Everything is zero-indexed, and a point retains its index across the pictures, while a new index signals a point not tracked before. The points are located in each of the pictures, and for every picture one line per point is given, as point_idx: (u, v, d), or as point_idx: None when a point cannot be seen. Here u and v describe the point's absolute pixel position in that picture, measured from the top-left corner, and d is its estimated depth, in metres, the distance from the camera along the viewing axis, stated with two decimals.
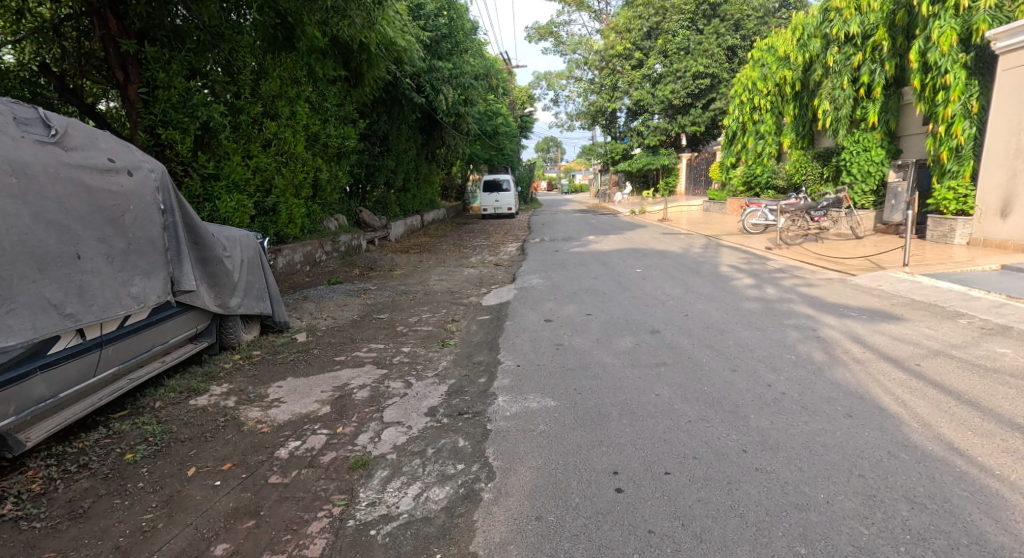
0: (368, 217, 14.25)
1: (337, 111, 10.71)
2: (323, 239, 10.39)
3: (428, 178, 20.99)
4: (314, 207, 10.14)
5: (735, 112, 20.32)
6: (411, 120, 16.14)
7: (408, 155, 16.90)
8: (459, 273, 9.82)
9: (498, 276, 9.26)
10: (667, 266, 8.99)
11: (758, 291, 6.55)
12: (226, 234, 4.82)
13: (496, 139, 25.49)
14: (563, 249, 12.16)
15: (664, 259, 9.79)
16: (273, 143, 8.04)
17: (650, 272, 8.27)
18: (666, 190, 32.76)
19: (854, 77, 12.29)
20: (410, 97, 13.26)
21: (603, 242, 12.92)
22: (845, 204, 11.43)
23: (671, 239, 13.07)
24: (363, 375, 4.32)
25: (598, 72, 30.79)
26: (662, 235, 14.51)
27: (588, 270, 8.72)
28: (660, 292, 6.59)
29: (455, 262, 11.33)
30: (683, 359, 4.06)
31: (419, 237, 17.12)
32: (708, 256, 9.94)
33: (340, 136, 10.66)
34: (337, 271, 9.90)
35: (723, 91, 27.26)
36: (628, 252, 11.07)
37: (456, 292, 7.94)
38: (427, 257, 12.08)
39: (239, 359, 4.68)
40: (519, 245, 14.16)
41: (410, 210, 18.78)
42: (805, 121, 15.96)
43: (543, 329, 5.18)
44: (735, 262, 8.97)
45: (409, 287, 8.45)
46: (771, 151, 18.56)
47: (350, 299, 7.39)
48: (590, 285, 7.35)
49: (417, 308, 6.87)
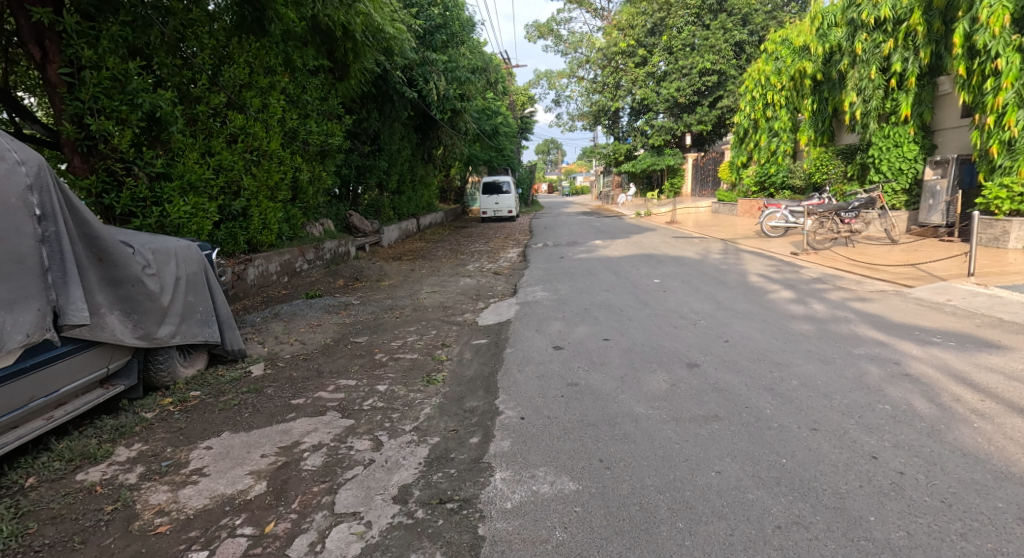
0: (358, 221, 13.33)
1: (321, 105, 9.77)
2: (304, 246, 9.45)
3: (424, 180, 20.05)
4: (294, 211, 9.20)
5: (746, 109, 19.38)
6: (404, 118, 15.22)
7: (402, 156, 15.98)
8: (455, 284, 8.88)
9: (497, 287, 8.30)
10: (687, 274, 8.02)
11: (803, 307, 5.58)
12: (156, 246, 3.89)
13: (495, 139, 24.53)
14: (568, 255, 11.22)
15: (682, 266, 8.83)
16: (244, 138, 7.12)
17: (669, 283, 7.30)
18: (671, 191, 31.83)
19: (883, 66, 11.39)
20: (401, 92, 12.32)
21: (611, 247, 11.96)
22: (879, 204, 10.48)
23: (684, 244, 12.10)
24: (322, 428, 3.35)
25: (600, 69, 29.88)
26: (673, 238, 13.55)
27: (598, 280, 7.77)
28: (686, 309, 5.63)
29: (451, 270, 10.37)
30: (738, 409, 3.08)
31: (414, 242, 16.16)
32: (729, 264, 8.98)
33: (323, 133, 9.72)
34: (319, 282, 8.96)
35: (730, 88, 26.32)
36: (639, 258, 10.10)
37: (449, 307, 6.98)
38: (420, 265, 11.14)
39: (169, 404, 3.71)
40: (520, 250, 13.20)
41: (405, 213, 17.84)
42: (824, 117, 15.03)
43: (553, 360, 4.22)
44: (762, 271, 8.01)
45: (398, 301, 7.50)
46: (787, 149, 17.68)
47: (328, 317, 6.45)
48: (602, 299, 6.40)
49: (403, 328, 5.93)
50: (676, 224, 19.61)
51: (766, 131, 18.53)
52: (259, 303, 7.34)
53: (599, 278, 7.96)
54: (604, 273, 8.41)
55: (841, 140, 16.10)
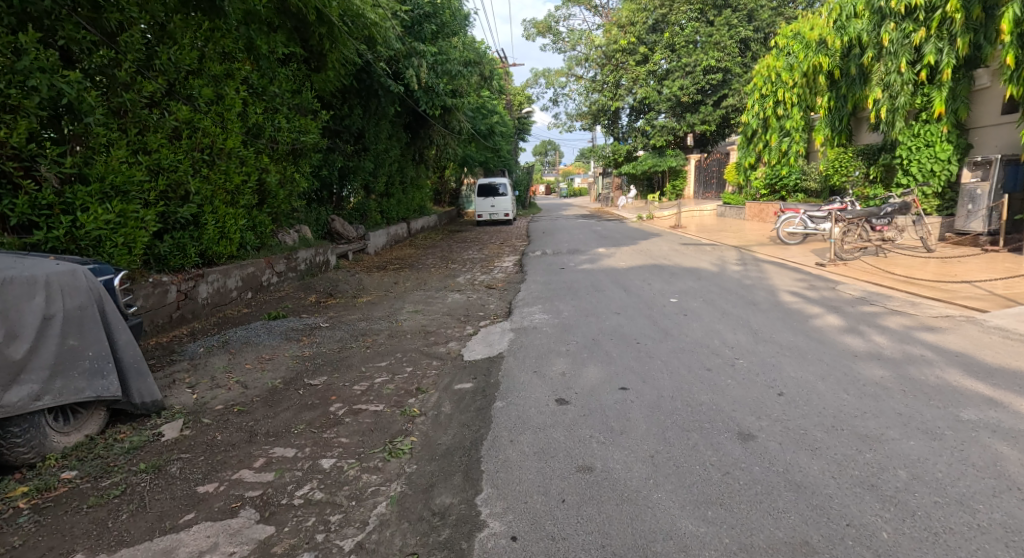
0: (341, 226, 12.56)
1: (294, 99, 8.75)
2: (273, 257, 8.41)
3: (415, 182, 19.00)
4: (260, 218, 8.17)
5: (755, 108, 18.41)
6: (392, 116, 14.23)
7: (389, 156, 14.94)
8: (441, 300, 7.86)
9: (490, 306, 7.29)
10: (706, 291, 7.01)
11: (861, 339, 4.58)
12: (13, 275, 2.97)
13: (491, 139, 23.55)
14: (569, 265, 10.20)
15: (698, 281, 7.83)
16: (191, 134, 6.09)
17: (689, 303, 6.29)
18: (672, 194, 30.86)
19: (913, 58, 10.42)
20: (387, 86, 11.32)
21: (616, 256, 10.94)
22: (914, 209, 9.43)
23: (695, 252, 11.09)
24: (222, 546, 2.33)
25: (599, 68, 28.91)
26: (681, 246, 12.55)
27: (604, 299, 6.76)
28: (716, 342, 4.62)
29: (439, 283, 9.35)
30: (833, 536, 2.08)
31: (403, 249, 15.15)
32: (751, 278, 7.98)
33: (295, 130, 8.69)
34: (288, 299, 7.93)
35: (735, 87, 25.39)
36: (648, 269, 9.09)
37: (431, 333, 5.97)
38: (405, 277, 10.12)
39: (22, 496, 2.70)
40: (517, 259, 12.21)
41: (395, 218, 16.81)
42: (842, 116, 14.04)
43: (557, 426, 3.20)
44: (793, 287, 7.01)
45: (373, 323, 6.47)
46: (799, 150, 16.72)
47: (285, 347, 5.42)
48: (613, 325, 5.38)
49: (373, 364, 4.90)
50: (681, 229, 18.60)
51: (777, 131, 17.55)
52: (212, 327, 6.31)
53: (605, 296, 6.96)
54: (611, 289, 7.40)
55: (859, 140, 15.12)
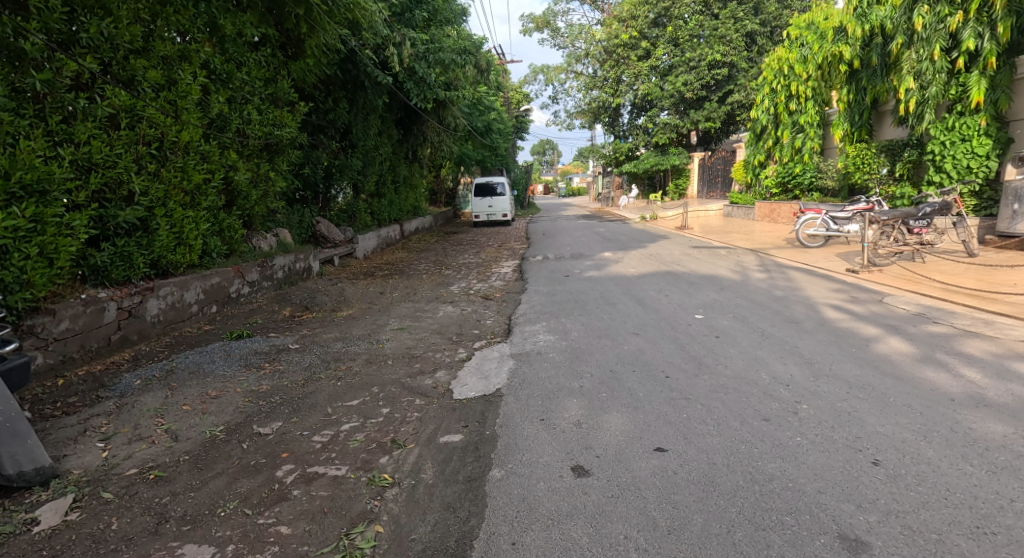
0: (327, 229, 11.74)
1: (269, 88, 7.85)
2: (243, 265, 7.53)
3: (408, 181, 18.12)
4: (229, 221, 7.28)
5: (766, 103, 17.55)
6: (381, 109, 13.37)
7: (378, 153, 14.04)
8: (431, 314, 6.95)
9: (486, 322, 6.40)
10: (733, 304, 6.15)
11: (945, 372, 3.70)
12: None
13: (488, 137, 22.70)
14: (573, 271, 9.32)
15: (720, 291, 6.95)
16: (132, 124, 5.19)
17: (717, 320, 5.40)
18: (675, 193, 29.98)
19: (948, 45, 9.56)
20: (374, 77, 10.43)
21: (623, 261, 10.07)
22: (955, 209, 8.51)
23: (709, 257, 10.25)
24: None
25: (600, 63, 28.05)
26: (693, 249, 11.68)
27: (617, 314, 5.89)
28: (764, 377, 3.73)
29: (431, 293, 8.47)
30: None
31: (394, 253, 14.30)
32: (779, 287, 7.11)
33: (269, 123, 7.77)
34: (258, 314, 7.04)
35: (741, 82, 24.53)
36: (661, 277, 8.21)
37: (416, 358, 5.10)
38: (393, 285, 9.25)
39: None
40: (516, 264, 11.34)
41: (386, 219, 15.94)
42: (862, 109, 13.17)
43: (577, 519, 2.33)
44: (832, 300, 6.13)
45: (351, 345, 5.57)
46: (814, 146, 15.86)
47: (241, 376, 4.54)
48: (632, 352, 4.50)
49: (342, 402, 4.01)
50: (686, 230, 17.74)
51: (790, 127, 16.71)
52: (162, 350, 5.43)
53: (618, 311, 6.07)
54: (623, 302, 6.52)
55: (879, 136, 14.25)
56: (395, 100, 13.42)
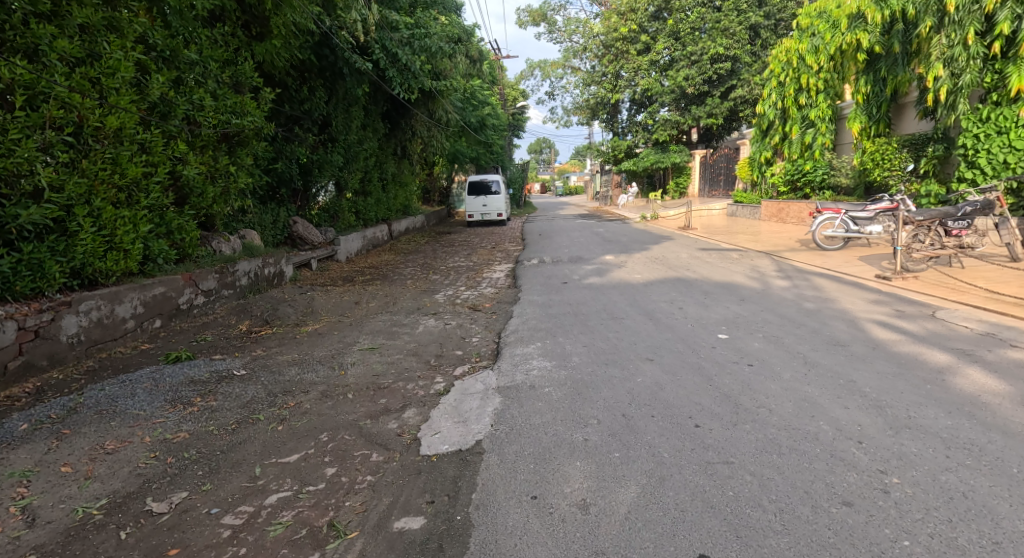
0: (304, 230, 10.97)
1: (225, 71, 6.92)
2: (196, 272, 6.63)
3: (398, 179, 17.22)
4: (179, 222, 6.37)
5: (773, 97, 16.68)
6: (365, 100, 12.48)
7: (362, 148, 13.16)
8: (410, 330, 6.06)
9: (471, 340, 5.51)
10: (758, 319, 5.28)
11: None
12: None
13: (482, 133, 21.82)
14: (572, 277, 8.44)
15: (740, 302, 6.09)
16: (34, 102, 4.42)
17: (744, 342, 4.53)
18: (676, 191, 29.09)
19: (983, 28, 8.72)
20: (352, 63, 9.51)
21: (626, 266, 9.21)
22: (998, 208, 7.61)
23: (720, 262, 9.39)
24: None
25: (598, 58, 27.18)
26: (701, 252, 10.84)
27: (624, 332, 5.01)
28: (823, 428, 2.86)
29: (413, 302, 7.59)
30: None
31: (381, 255, 13.41)
32: (806, 297, 6.25)
33: (226, 111, 6.87)
34: (210, 330, 6.14)
35: (745, 77, 23.66)
36: (670, 285, 7.35)
37: (383, 390, 4.20)
38: (372, 292, 8.36)
39: None
40: (509, 268, 10.47)
41: (373, 219, 15.04)
42: (880, 101, 12.38)
43: None
44: (875, 315, 5.26)
45: (309, 371, 4.68)
46: (825, 142, 15.01)
47: (158, 417, 3.63)
48: (647, 387, 3.62)
49: (277, 458, 3.12)
50: (689, 231, 16.90)
51: (799, 122, 15.82)
52: (77, 379, 4.50)
53: (624, 328, 5.19)
54: (630, 316, 5.65)
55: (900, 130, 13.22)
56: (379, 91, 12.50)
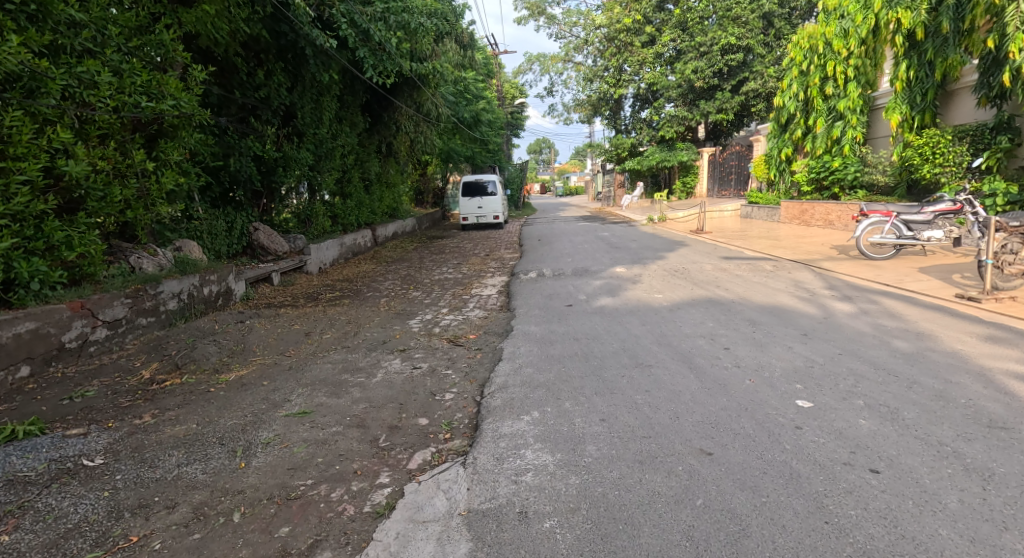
0: (267, 238, 9.77)
1: (133, 39, 5.44)
2: (94, 299, 5.16)
3: (383, 179, 15.77)
4: (65, 234, 4.88)
5: (793, 87, 15.17)
6: (337, 90, 11.07)
7: (333, 144, 11.72)
8: (367, 379, 4.59)
9: (443, 400, 4.03)
10: (840, 369, 3.80)
11: None
12: None
13: (477, 129, 20.35)
14: (577, 297, 6.98)
15: (799, 337, 4.61)
16: None
17: (837, 416, 3.07)
18: (682, 191, 27.53)
19: None
20: (315, 41, 8.06)
21: (642, 281, 7.75)
22: None
23: (753, 276, 7.92)
24: None
25: (600, 52, 25.80)
26: (724, 262, 9.38)
27: (654, 397, 3.55)
28: None
29: (382, 332, 6.11)
30: None
31: (359, 264, 11.96)
32: (887, 330, 4.77)
33: (137, 91, 5.40)
34: (101, 375, 4.67)
35: (757, 68, 22.22)
36: (700, 311, 5.87)
37: (294, 504, 2.73)
38: (335, 317, 6.90)
39: None
40: (503, 282, 8.99)
41: (353, 223, 13.57)
42: (924, 88, 10.88)
43: None
44: (1004, 363, 3.79)
45: (197, 457, 3.19)
46: (855, 136, 13.53)
47: None
48: (715, 528, 2.17)
49: None
50: (702, 235, 15.41)
51: (824, 114, 14.31)
52: None
53: (654, 387, 3.72)
54: (659, 362, 4.17)
55: (955, 116, 11.00)
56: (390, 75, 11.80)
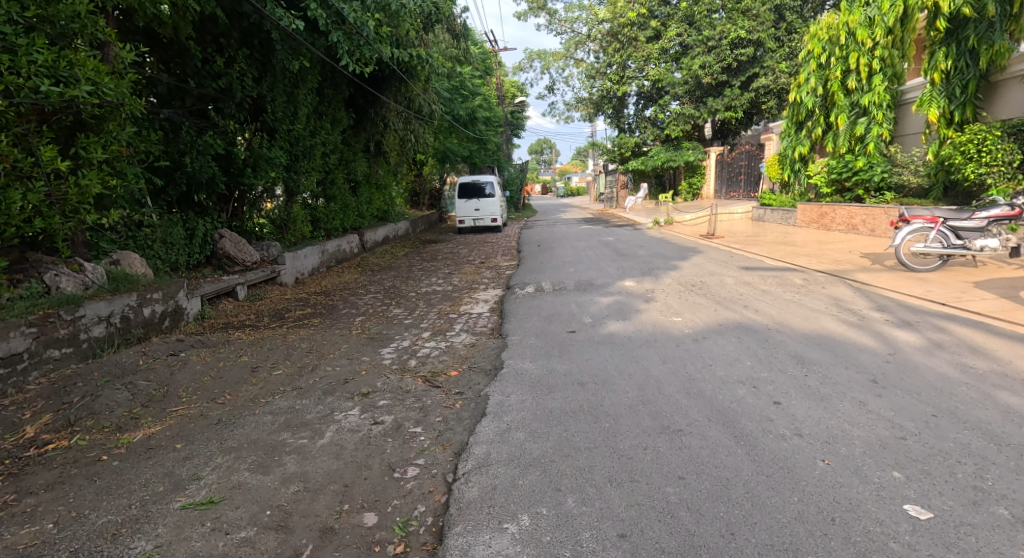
0: (233, 247, 8.73)
1: (33, 8, 4.41)
2: None
3: (372, 180, 14.73)
4: None
5: (811, 82, 14.14)
6: (315, 82, 10.07)
7: (312, 142, 10.71)
8: (311, 442, 3.55)
9: (404, 482, 3.01)
10: (945, 445, 2.77)
11: None
12: None
13: (474, 127, 19.31)
14: (581, 320, 5.93)
15: (868, 385, 3.58)
16: None
17: (969, 548, 2.08)
18: (689, 192, 26.46)
19: None
20: (278, 23, 7.03)
21: (655, 299, 6.71)
22: None
23: (783, 293, 6.87)
24: None
25: (603, 47, 24.75)
26: (747, 274, 8.33)
27: (692, 490, 2.53)
28: None
29: (347, 367, 5.07)
30: None
31: (341, 274, 10.94)
32: (980, 375, 3.72)
33: (40, 73, 4.41)
34: None
35: (769, 63, 21.18)
36: (731, 341, 4.82)
37: None
38: (295, 344, 5.87)
39: None
40: (496, 297, 7.95)
41: (338, 228, 12.56)
42: (964, 79, 9.85)
43: None
44: None
45: None
46: (881, 133, 12.48)
47: None
48: None
49: None
50: (713, 239, 14.36)
51: (846, 110, 13.25)
52: None
53: (690, 471, 2.70)
54: (691, 426, 3.15)
55: (1005, 110, 9.76)
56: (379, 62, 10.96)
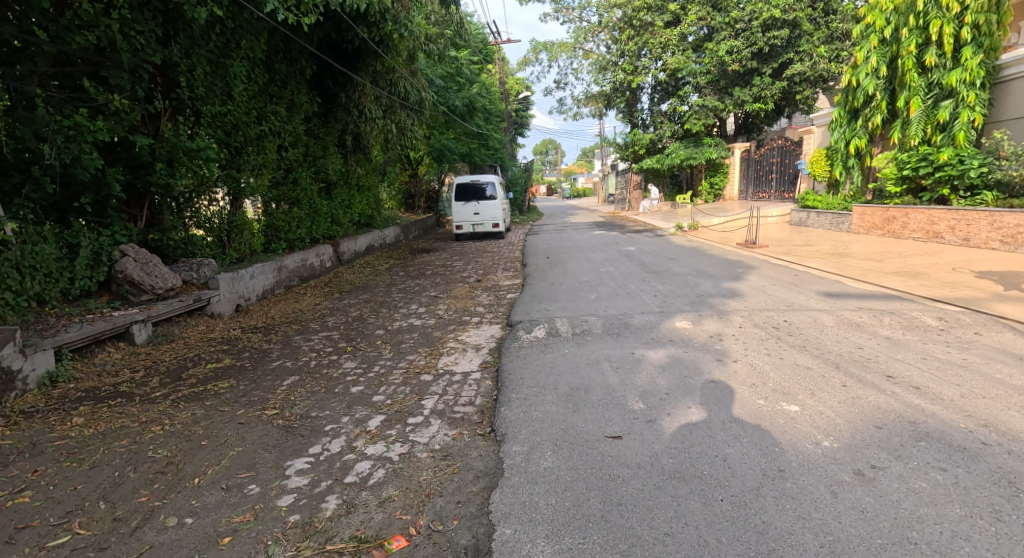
0: (138, 270, 6.33)
1: None
2: None
3: (351, 180, 12.45)
4: None
5: (873, 61, 11.72)
6: (256, 48, 7.75)
7: (258, 131, 8.38)
8: None
9: None
10: None
11: None
12: None
13: (472, 120, 16.96)
14: (626, 404, 3.58)
15: None
16: None
17: None
18: (710, 193, 24.03)
19: None
20: None
21: (733, 357, 4.37)
22: None
23: (931, 345, 4.48)
24: None
25: (616, 34, 22.37)
26: (844, 307, 5.93)
27: None
28: None
29: (203, 521, 2.74)
30: None
31: (299, 298, 8.61)
32: None
33: None
34: None
35: (805, 48, 18.75)
36: (937, 486, 2.49)
37: None
38: (152, 442, 3.55)
39: None
40: (491, 341, 5.59)
41: (304, 239, 10.24)
42: None
43: None
44: None
45: None
46: (975, 117, 10.09)
47: None
48: None
49: None
50: (757, 249, 11.99)
51: (922, 92, 10.83)
52: None
53: None
54: None
55: None
56: (344, 27, 8.64)
